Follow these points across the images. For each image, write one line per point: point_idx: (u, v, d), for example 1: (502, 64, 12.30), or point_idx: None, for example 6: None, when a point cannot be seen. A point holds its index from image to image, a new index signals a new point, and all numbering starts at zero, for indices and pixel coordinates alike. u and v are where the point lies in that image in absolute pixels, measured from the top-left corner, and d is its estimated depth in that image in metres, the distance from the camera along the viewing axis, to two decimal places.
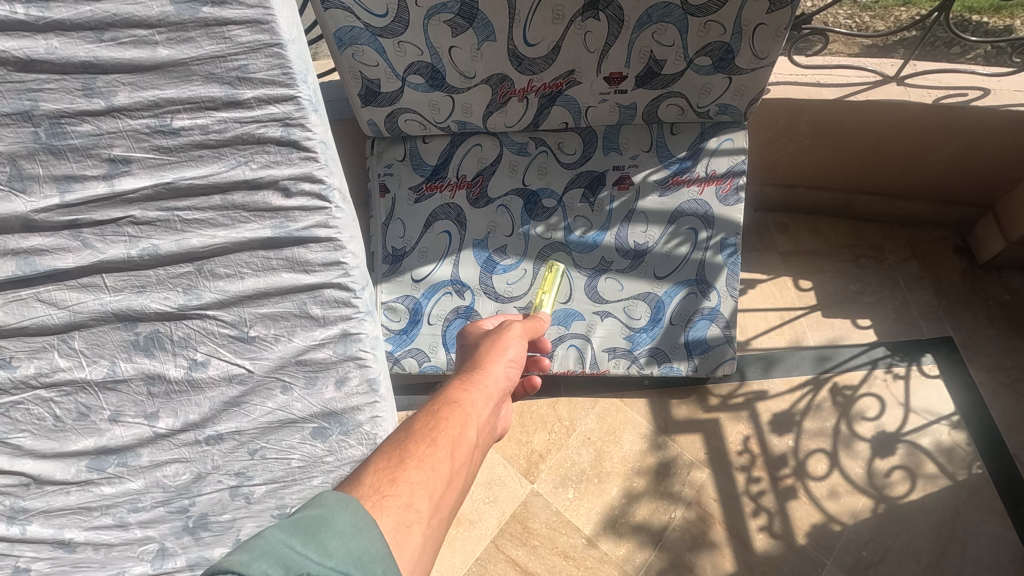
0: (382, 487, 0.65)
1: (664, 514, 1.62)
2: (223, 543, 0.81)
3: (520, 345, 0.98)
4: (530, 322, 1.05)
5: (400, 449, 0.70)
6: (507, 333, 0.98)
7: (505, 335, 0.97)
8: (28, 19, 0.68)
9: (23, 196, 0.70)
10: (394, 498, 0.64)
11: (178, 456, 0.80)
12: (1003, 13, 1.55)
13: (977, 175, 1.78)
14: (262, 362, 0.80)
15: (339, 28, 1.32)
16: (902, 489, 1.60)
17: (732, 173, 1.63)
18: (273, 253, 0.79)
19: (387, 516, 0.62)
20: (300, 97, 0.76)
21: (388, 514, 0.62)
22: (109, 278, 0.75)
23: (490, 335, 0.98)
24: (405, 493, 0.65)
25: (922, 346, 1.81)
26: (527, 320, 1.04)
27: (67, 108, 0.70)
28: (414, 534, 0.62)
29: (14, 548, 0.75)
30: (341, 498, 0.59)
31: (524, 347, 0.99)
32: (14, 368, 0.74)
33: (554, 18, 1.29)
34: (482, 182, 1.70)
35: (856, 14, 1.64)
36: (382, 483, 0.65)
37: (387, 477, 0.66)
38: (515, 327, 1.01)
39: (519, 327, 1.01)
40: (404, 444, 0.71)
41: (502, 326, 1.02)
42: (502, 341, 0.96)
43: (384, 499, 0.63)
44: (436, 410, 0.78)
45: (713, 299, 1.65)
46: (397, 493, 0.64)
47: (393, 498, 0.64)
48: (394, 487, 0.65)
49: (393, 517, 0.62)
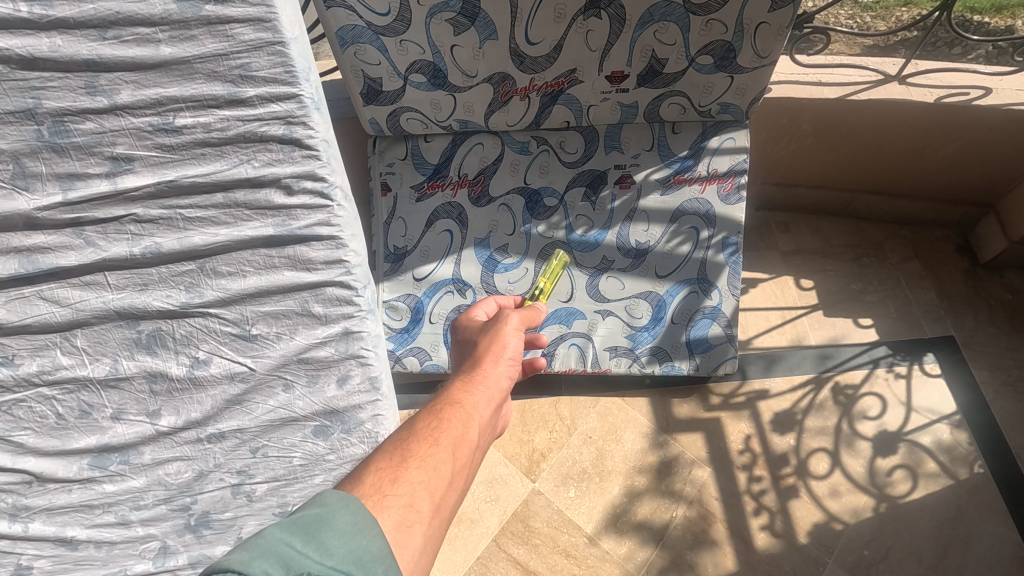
0: (383, 486, 0.65)
1: (665, 513, 1.61)
2: (224, 541, 0.81)
3: (519, 341, 0.97)
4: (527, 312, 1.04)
5: (401, 448, 0.70)
6: (506, 329, 0.98)
7: (505, 331, 0.97)
8: (31, 17, 0.68)
9: (26, 194, 0.70)
10: (395, 498, 0.64)
11: (179, 454, 0.80)
12: (1003, 13, 1.61)
13: (979, 174, 1.78)
14: (263, 360, 0.80)
15: (341, 27, 1.32)
16: (904, 488, 1.59)
17: (734, 172, 1.63)
18: (275, 252, 0.79)
19: (389, 516, 0.62)
20: (303, 95, 0.76)
21: (389, 514, 0.62)
22: (111, 276, 0.75)
23: (490, 330, 0.98)
24: (406, 493, 0.65)
25: (923, 346, 1.81)
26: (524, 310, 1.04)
27: (70, 106, 0.70)
28: (414, 534, 0.62)
29: (16, 546, 0.75)
30: (341, 497, 0.59)
31: (522, 343, 0.99)
32: (17, 366, 0.74)
33: (556, 17, 1.29)
34: (483, 181, 1.70)
35: (858, 15, 1.69)
36: (383, 483, 0.65)
37: (388, 476, 0.66)
38: (513, 319, 1.00)
39: (516, 320, 1.00)
40: (405, 443, 0.71)
41: (500, 317, 1.01)
42: (501, 337, 0.96)
43: (385, 499, 0.63)
44: (438, 410, 0.78)
45: (714, 298, 1.65)
46: (398, 493, 0.64)
47: (395, 498, 0.64)
48: (396, 487, 0.65)
49: (394, 517, 0.62)
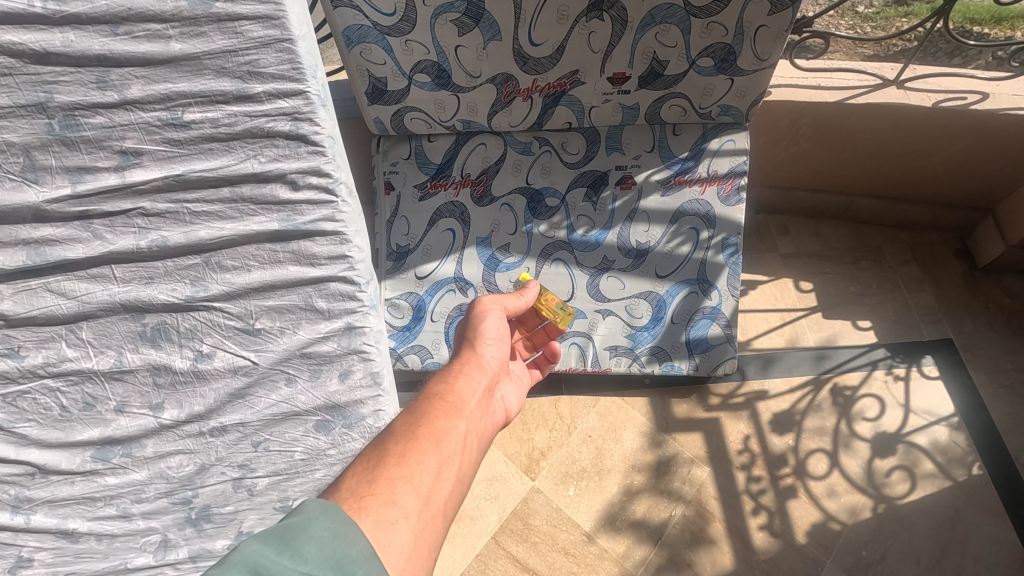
0: (362, 489, 0.65)
1: (663, 511, 1.62)
2: (224, 535, 0.82)
3: (500, 320, 1.04)
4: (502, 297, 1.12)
5: (381, 449, 0.71)
6: (484, 313, 1.04)
7: (484, 317, 1.03)
8: (45, 13, 0.69)
9: (35, 187, 0.72)
10: (375, 498, 0.65)
11: (181, 447, 0.80)
12: (1003, 25, 1.62)
13: (978, 178, 1.79)
14: (267, 354, 0.81)
15: (347, 27, 1.34)
16: (902, 488, 1.60)
17: (734, 174, 1.64)
18: (279, 246, 0.79)
19: (369, 516, 0.62)
20: (310, 92, 0.77)
21: (368, 515, 0.62)
22: (118, 269, 0.76)
23: (468, 319, 1.04)
24: (388, 491, 0.66)
25: (921, 348, 1.82)
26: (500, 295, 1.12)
27: (81, 100, 0.71)
28: (399, 531, 0.63)
29: (17, 538, 0.76)
30: (320, 504, 0.60)
31: (503, 323, 1.05)
32: (22, 358, 0.75)
33: (559, 18, 1.31)
34: (486, 180, 1.71)
35: (858, 25, 1.69)
36: (362, 485, 0.66)
37: (367, 478, 0.67)
38: (487, 300, 1.07)
39: (490, 299, 1.08)
40: (384, 443, 0.72)
41: (475, 304, 1.07)
42: (480, 319, 1.02)
43: (365, 500, 0.64)
44: (420, 406, 0.80)
45: (714, 299, 1.66)
46: (378, 493, 0.65)
47: (374, 498, 0.64)
48: (375, 487, 0.66)
49: (374, 517, 0.63)
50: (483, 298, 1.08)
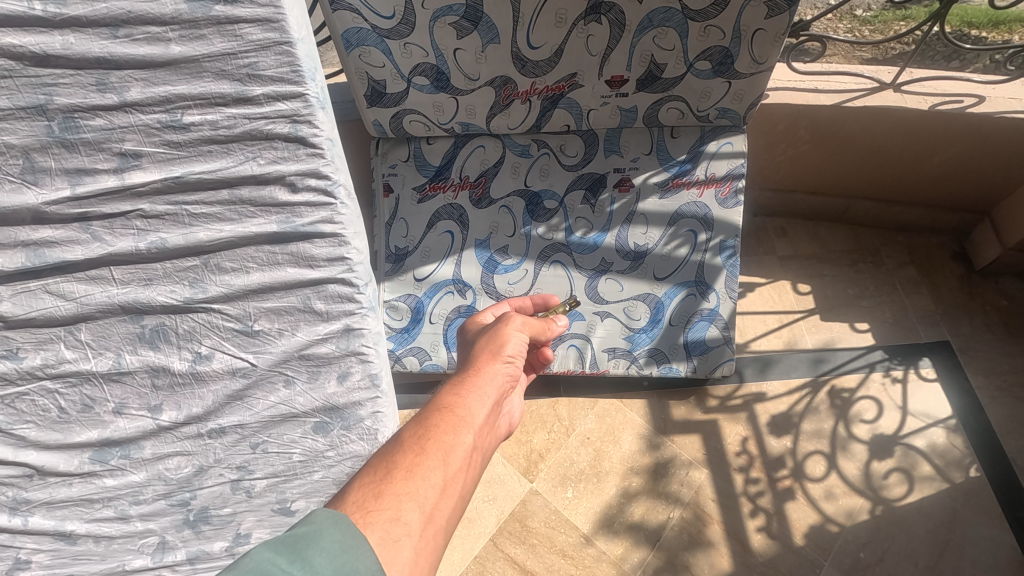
0: (368, 503, 0.66)
1: (661, 514, 1.62)
2: (222, 537, 0.82)
3: (522, 340, 1.00)
4: (538, 324, 1.06)
5: (388, 461, 0.71)
6: (509, 328, 1.00)
7: (504, 329, 0.99)
8: (45, 15, 0.69)
9: (35, 188, 0.72)
10: (380, 513, 0.64)
11: (179, 449, 0.80)
12: (1001, 28, 1.59)
13: (976, 181, 1.80)
14: (265, 356, 0.81)
15: (347, 29, 1.34)
16: (900, 491, 1.60)
17: (731, 177, 1.65)
18: (278, 248, 0.80)
19: (374, 531, 0.63)
20: (309, 95, 0.78)
21: (373, 530, 0.63)
22: (117, 270, 0.76)
23: (492, 330, 1.00)
24: (393, 507, 0.65)
25: (919, 350, 1.82)
26: (537, 321, 1.07)
27: (81, 102, 0.72)
28: (401, 548, 0.63)
29: (16, 539, 0.76)
30: (330, 514, 0.60)
31: (524, 340, 1.01)
32: (21, 359, 0.75)
33: (557, 21, 1.31)
34: (485, 182, 1.71)
35: (856, 29, 1.66)
36: (367, 499, 0.66)
37: (373, 491, 0.67)
38: (517, 321, 1.02)
39: (521, 322, 1.03)
40: (390, 455, 0.72)
41: (504, 320, 1.02)
42: (502, 334, 0.98)
43: (370, 515, 0.64)
44: (427, 419, 0.78)
45: (711, 301, 1.66)
46: (383, 508, 0.65)
47: (380, 513, 0.64)
48: (380, 502, 0.66)
49: (379, 533, 0.63)
50: (515, 316, 1.03)
